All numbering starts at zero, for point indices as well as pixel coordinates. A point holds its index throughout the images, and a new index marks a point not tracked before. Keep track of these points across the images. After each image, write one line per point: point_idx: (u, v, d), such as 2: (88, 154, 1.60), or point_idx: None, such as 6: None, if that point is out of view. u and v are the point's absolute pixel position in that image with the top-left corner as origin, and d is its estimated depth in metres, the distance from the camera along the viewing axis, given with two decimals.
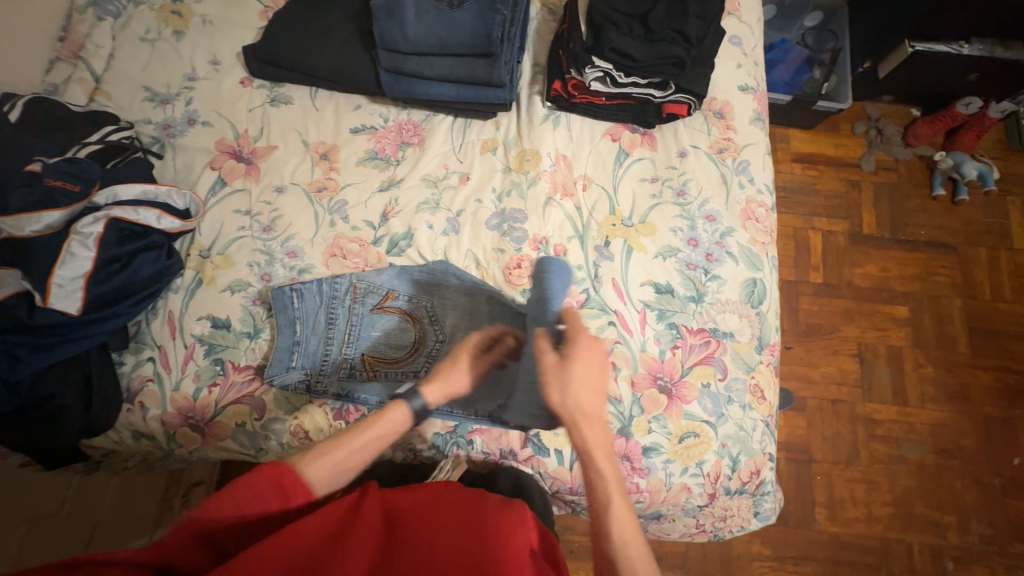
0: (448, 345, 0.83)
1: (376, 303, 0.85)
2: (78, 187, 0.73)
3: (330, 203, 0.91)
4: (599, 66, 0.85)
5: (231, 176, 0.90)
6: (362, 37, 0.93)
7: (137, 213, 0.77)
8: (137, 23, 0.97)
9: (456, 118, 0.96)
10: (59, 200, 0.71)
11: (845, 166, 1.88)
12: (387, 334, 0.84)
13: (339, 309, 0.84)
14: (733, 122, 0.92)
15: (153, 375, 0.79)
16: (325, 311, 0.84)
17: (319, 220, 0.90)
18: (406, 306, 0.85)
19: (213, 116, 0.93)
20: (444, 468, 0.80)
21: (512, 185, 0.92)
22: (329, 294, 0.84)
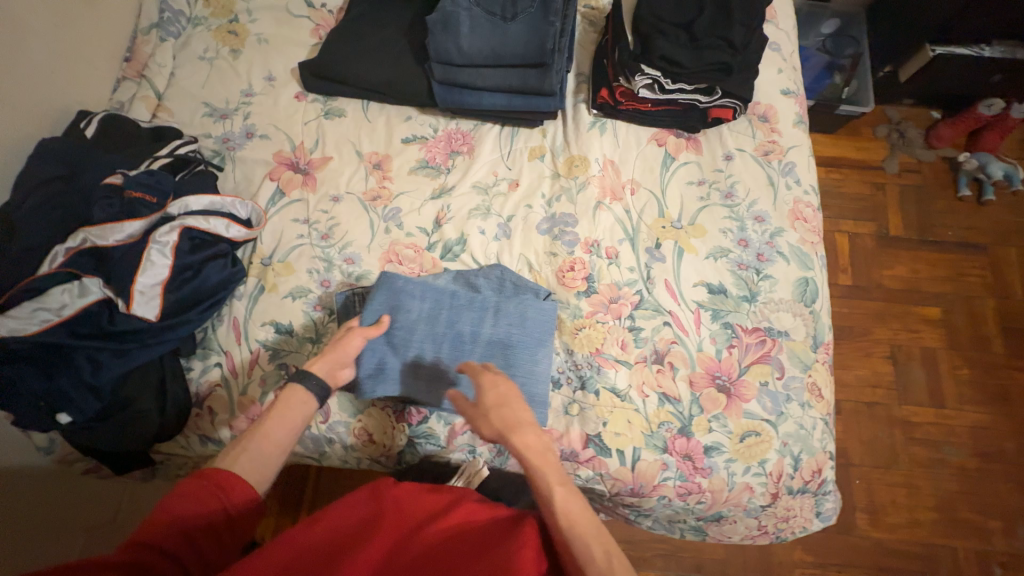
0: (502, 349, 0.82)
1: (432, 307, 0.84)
2: (155, 198, 0.76)
3: (384, 210, 0.93)
4: (648, 73, 0.88)
5: (290, 186, 0.93)
6: (414, 51, 0.96)
7: (207, 222, 0.80)
8: (196, 43, 1.01)
9: (504, 126, 0.99)
10: (139, 210, 0.75)
11: (869, 169, 1.89)
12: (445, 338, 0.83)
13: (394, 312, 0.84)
14: (777, 125, 0.94)
15: (221, 379, 0.81)
16: (382, 315, 0.84)
17: (375, 227, 0.92)
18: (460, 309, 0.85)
19: (271, 130, 0.97)
20: (465, 472, 0.81)
21: (562, 190, 0.94)
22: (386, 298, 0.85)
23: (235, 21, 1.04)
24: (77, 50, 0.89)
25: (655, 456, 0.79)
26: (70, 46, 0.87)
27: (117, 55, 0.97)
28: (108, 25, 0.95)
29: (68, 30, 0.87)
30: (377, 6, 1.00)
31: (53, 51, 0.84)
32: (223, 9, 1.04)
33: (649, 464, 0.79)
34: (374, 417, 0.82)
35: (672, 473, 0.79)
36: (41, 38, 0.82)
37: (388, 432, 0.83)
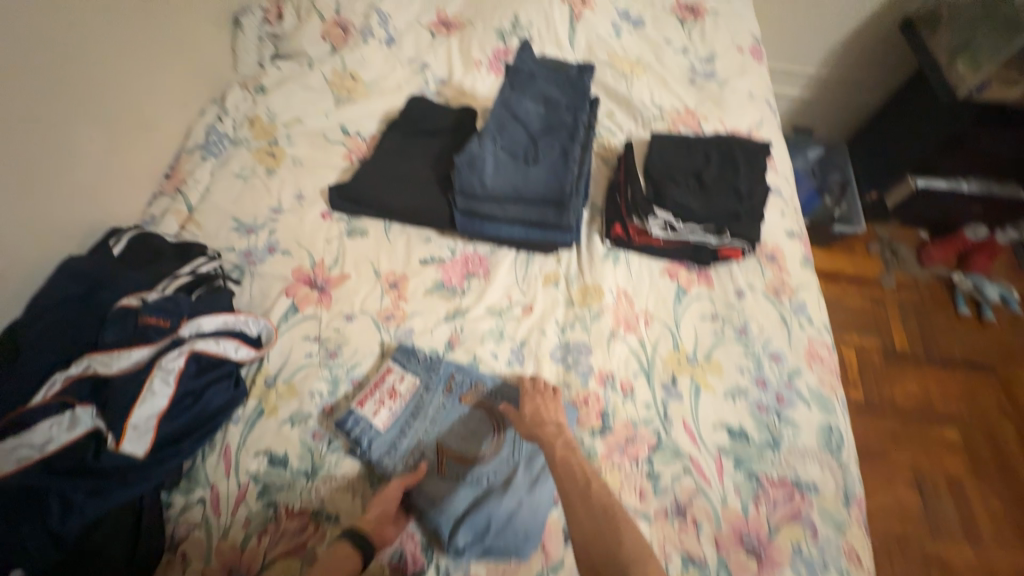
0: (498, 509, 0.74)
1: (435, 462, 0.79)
2: (169, 322, 0.76)
3: (386, 415, 0.83)
4: (660, 216, 0.93)
5: (304, 303, 0.93)
6: (439, 182, 1.03)
7: (217, 344, 0.78)
8: (234, 162, 1.09)
9: (519, 251, 1.02)
10: (151, 335, 0.74)
11: (866, 284, 1.94)
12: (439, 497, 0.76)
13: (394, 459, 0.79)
14: (785, 265, 0.97)
15: (201, 519, 0.73)
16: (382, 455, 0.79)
17: (363, 428, 0.81)
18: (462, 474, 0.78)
19: (293, 246, 1.00)
20: None
21: (576, 318, 0.94)
22: (392, 442, 0.81)
23: (275, 144, 1.13)
24: (119, 170, 0.95)
25: None
26: (111, 166, 0.93)
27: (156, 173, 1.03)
28: (154, 146, 1.02)
29: (112, 153, 0.93)
30: (407, 140, 1.09)
31: (93, 172, 0.90)
32: (265, 133, 1.14)
33: None
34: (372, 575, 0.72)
35: None
36: (83, 161, 0.88)
37: None
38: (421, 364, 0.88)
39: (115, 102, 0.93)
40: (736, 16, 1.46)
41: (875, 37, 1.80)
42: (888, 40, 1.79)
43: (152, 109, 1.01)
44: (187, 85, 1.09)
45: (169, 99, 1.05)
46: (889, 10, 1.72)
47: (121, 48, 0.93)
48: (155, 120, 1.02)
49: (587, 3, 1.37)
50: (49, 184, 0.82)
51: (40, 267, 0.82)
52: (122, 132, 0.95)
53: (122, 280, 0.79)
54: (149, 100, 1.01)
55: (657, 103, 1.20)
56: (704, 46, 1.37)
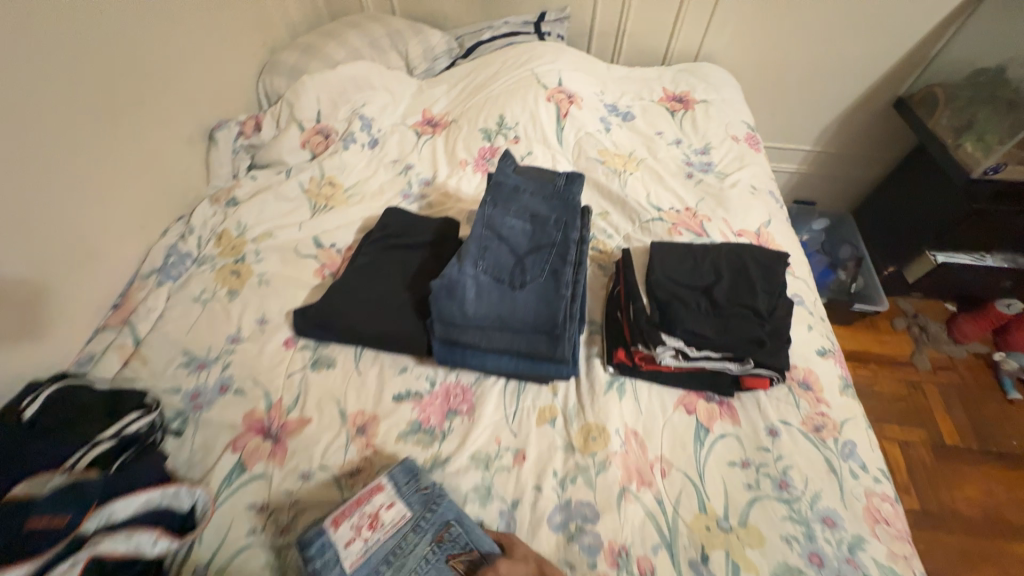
0: None
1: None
2: (65, 517, 0.60)
3: (358, 550, 0.66)
4: (671, 344, 0.80)
5: (253, 459, 0.79)
6: (417, 304, 0.91)
7: (129, 540, 0.63)
8: (195, 284, 1.00)
9: (509, 379, 0.88)
10: (37, 543, 0.58)
11: (898, 365, 1.77)
12: None
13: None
14: (822, 393, 0.83)
15: None
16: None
17: (325, 547, 0.65)
18: None
19: (248, 383, 0.87)
20: None
21: (577, 469, 0.78)
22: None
23: (242, 261, 1.04)
24: (58, 310, 0.86)
25: None
26: (48, 307, 0.85)
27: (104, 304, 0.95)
28: (104, 276, 0.95)
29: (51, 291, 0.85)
30: (383, 255, 1.00)
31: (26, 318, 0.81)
32: (232, 249, 1.06)
33: None
34: None
35: None
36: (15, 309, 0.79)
37: None
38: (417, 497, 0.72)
39: (58, 240, 0.86)
40: (727, 105, 1.43)
41: (869, 115, 1.77)
42: (883, 117, 1.77)
43: (105, 239, 0.94)
44: (149, 207, 1.04)
45: (128, 224, 0.99)
46: (880, 90, 1.70)
47: (74, 184, 0.88)
48: (107, 249, 0.95)
49: (574, 98, 1.34)
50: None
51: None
52: (65, 270, 0.87)
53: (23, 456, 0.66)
54: (103, 229, 0.94)
55: (653, 202, 1.12)
56: (699, 137, 1.32)
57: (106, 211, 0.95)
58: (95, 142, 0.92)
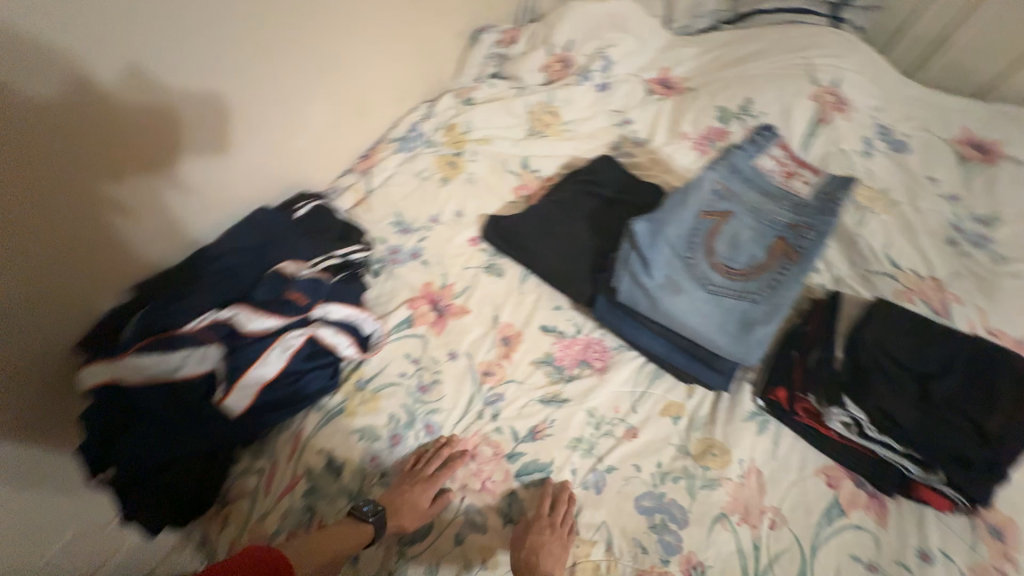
0: (759, 329, 0.71)
1: (726, 214, 0.80)
2: (305, 300, 0.80)
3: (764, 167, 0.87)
4: (850, 411, 0.71)
5: (419, 321, 0.93)
6: (596, 255, 0.93)
7: (334, 337, 0.81)
8: (420, 161, 1.15)
9: (649, 362, 0.88)
10: (285, 308, 0.78)
11: None
12: (737, 236, 0.78)
13: (732, 178, 0.83)
14: (1016, 552, 0.68)
15: (251, 489, 0.77)
16: (721, 178, 0.83)
17: (736, 159, 0.85)
18: (757, 251, 0.77)
19: (434, 260, 1.01)
20: None
21: (682, 471, 0.78)
22: (733, 173, 0.83)
23: (460, 156, 1.16)
24: (291, 147, 0.98)
25: None
26: (212, 149, 0.84)
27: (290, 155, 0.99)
28: (278, 127, 0.93)
29: (203, 133, 0.81)
30: (580, 197, 1.02)
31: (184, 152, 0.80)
32: (455, 143, 1.18)
33: None
34: None
35: None
36: (174, 152, 0.79)
37: None
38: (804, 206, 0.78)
39: (193, 85, 0.77)
40: None
41: None
42: None
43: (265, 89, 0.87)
44: (314, 62, 0.94)
45: (391, 94, 1.16)
46: None
47: (221, 26, 0.76)
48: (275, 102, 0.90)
49: (845, 106, 1.16)
50: (128, 173, 0.74)
51: (146, 260, 0.81)
52: (212, 115, 0.81)
53: (287, 243, 0.87)
54: (252, 73, 0.84)
55: (891, 255, 0.94)
56: (988, 202, 1.04)
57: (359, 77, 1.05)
58: (394, 15, 1.06)
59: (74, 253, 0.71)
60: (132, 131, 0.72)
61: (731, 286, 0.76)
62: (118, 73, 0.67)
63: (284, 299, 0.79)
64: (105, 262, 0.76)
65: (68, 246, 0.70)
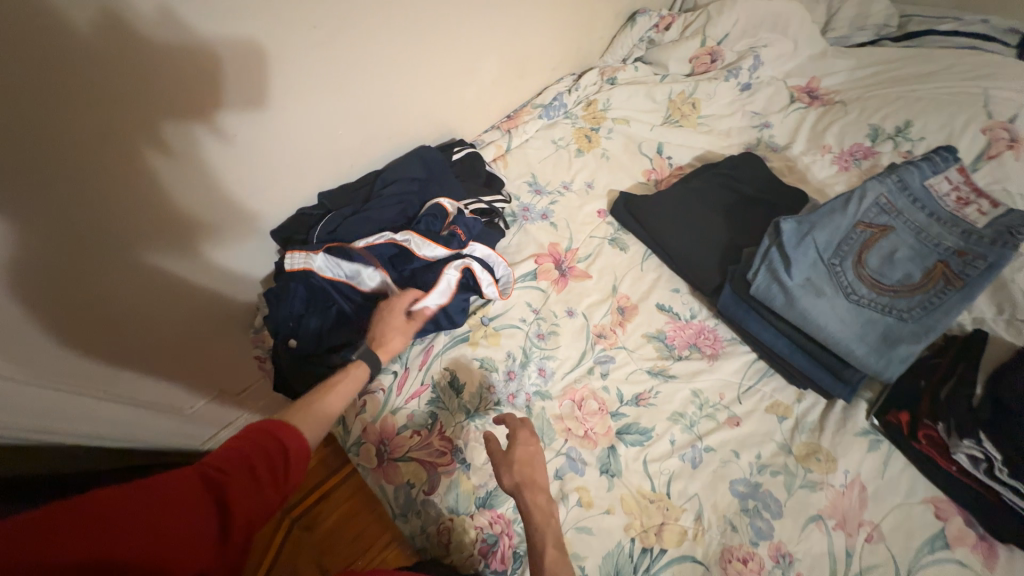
0: (901, 347, 0.71)
1: (884, 229, 0.79)
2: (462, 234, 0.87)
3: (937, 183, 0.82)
4: (984, 448, 0.68)
5: (543, 276, 0.99)
6: (727, 247, 0.95)
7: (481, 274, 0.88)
8: (558, 130, 1.20)
9: (760, 360, 0.90)
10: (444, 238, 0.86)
11: None
12: (893, 252, 0.77)
13: (898, 193, 0.81)
14: None
15: (387, 386, 0.86)
16: (886, 190, 0.81)
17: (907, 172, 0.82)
18: (915, 269, 0.75)
19: (562, 223, 1.06)
20: None
21: (783, 468, 0.79)
22: (898, 188, 0.81)
23: (596, 131, 1.20)
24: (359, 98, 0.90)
25: None
26: (249, 105, 0.76)
27: (356, 117, 0.92)
28: (338, 83, 0.85)
29: (243, 86, 0.74)
30: (716, 190, 1.03)
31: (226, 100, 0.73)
32: (593, 118, 1.22)
33: None
34: (461, 531, 0.75)
35: None
36: (213, 100, 0.72)
37: (464, 551, 0.75)
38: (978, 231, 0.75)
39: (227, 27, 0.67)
40: None
41: None
42: None
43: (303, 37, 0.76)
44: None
45: (545, 62, 1.22)
46: None
47: None
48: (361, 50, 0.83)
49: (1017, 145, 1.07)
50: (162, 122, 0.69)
51: (188, 209, 0.80)
52: (253, 64, 0.73)
53: (444, 179, 0.95)
54: (290, 25, 0.73)
55: None
56: None
57: (525, 40, 1.12)
58: None
59: (119, 190, 0.70)
60: (158, 85, 0.66)
61: (877, 299, 0.75)
62: (95, 16, 0.57)
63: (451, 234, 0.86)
64: (157, 210, 0.76)
65: (115, 183, 0.70)
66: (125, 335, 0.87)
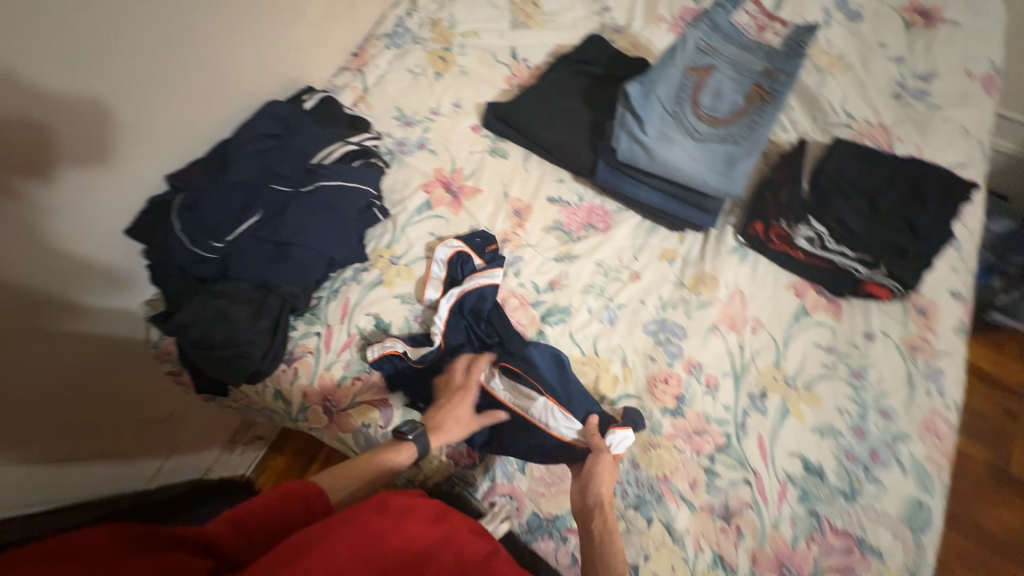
0: (740, 164, 0.83)
1: (706, 72, 0.91)
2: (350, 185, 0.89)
3: (735, 27, 0.97)
4: (814, 227, 0.87)
5: (437, 203, 1.00)
6: (593, 127, 1.02)
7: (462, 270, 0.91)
8: (411, 57, 1.17)
9: (644, 220, 1.00)
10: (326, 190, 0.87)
11: (1003, 389, 1.54)
12: (718, 89, 0.89)
13: (710, 40, 0.93)
14: (935, 324, 0.87)
15: (314, 348, 0.85)
16: (701, 39, 0.93)
17: (712, 21, 0.95)
18: (736, 100, 0.88)
19: (441, 148, 1.06)
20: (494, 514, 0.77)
21: (681, 300, 0.92)
22: (709, 35, 0.93)
23: (449, 50, 1.18)
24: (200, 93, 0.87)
25: None
26: (86, 160, 0.75)
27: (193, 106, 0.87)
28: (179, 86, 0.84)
29: (78, 145, 0.73)
30: (572, 78, 1.08)
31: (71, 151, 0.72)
32: (443, 38, 1.20)
33: None
34: None
35: None
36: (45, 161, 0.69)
37: (434, 463, 0.81)
38: (770, 59, 0.90)
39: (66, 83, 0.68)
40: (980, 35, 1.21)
41: None
42: None
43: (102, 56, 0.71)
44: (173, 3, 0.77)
45: None
46: None
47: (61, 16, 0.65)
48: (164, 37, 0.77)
49: None
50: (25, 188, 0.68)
51: (48, 273, 0.74)
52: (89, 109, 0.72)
53: (302, 129, 0.90)
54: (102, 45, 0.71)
55: (846, 110, 1.07)
56: (926, 61, 1.17)
57: None
58: None
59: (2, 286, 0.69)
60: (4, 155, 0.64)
61: (716, 131, 0.87)
62: None
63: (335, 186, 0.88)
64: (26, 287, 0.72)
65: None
66: (53, 427, 0.83)
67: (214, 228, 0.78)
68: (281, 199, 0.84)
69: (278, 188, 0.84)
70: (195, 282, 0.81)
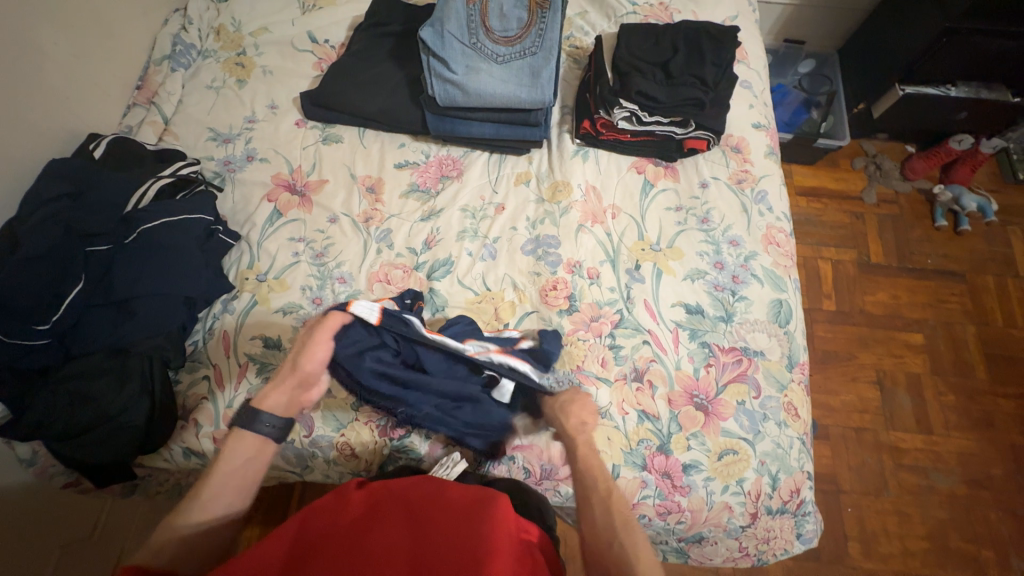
0: (543, 73, 0.94)
1: None
2: (175, 220, 0.84)
3: None
4: (626, 107, 0.95)
5: (287, 208, 0.96)
6: (411, 85, 1.04)
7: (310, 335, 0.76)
8: (205, 74, 1.09)
9: (492, 153, 1.04)
10: (155, 232, 0.82)
11: (848, 199, 1.81)
12: (502, 8, 0.96)
13: None
14: (749, 156, 1.01)
15: (207, 393, 0.82)
16: None
17: None
18: (521, 14, 0.96)
19: (271, 154, 1.02)
20: (444, 463, 0.80)
21: (546, 214, 0.98)
22: None
23: (243, 54, 1.12)
24: None
25: (634, 473, 0.79)
26: None
27: None
28: None
29: None
30: (376, 44, 1.08)
31: None
32: (233, 44, 1.13)
33: (628, 482, 0.79)
34: (357, 432, 0.82)
35: (651, 491, 0.79)
36: None
37: (369, 446, 0.83)
38: None
39: None
40: None
41: None
42: None
43: None
44: None
45: (130, 9, 1.04)
46: None
47: None
48: None
49: None
50: None
51: None
52: None
53: (100, 179, 0.83)
54: None
55: None
56: None
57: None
58: None
59: None
60: None
61: (513, 50, 0.96)
62: None
63: (160, 225, 0.83)
64: None
65: None
66: None
67: (33, 311, 0.71)
68: (105, 258, 0.79)
69: (95, 248, 0.79)
70: (39, 375, 0.75)
